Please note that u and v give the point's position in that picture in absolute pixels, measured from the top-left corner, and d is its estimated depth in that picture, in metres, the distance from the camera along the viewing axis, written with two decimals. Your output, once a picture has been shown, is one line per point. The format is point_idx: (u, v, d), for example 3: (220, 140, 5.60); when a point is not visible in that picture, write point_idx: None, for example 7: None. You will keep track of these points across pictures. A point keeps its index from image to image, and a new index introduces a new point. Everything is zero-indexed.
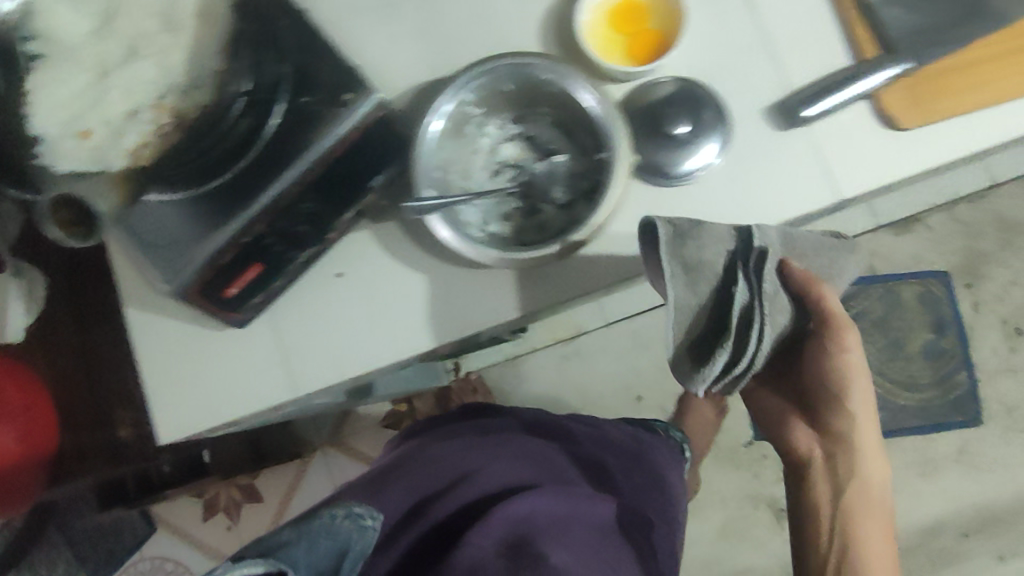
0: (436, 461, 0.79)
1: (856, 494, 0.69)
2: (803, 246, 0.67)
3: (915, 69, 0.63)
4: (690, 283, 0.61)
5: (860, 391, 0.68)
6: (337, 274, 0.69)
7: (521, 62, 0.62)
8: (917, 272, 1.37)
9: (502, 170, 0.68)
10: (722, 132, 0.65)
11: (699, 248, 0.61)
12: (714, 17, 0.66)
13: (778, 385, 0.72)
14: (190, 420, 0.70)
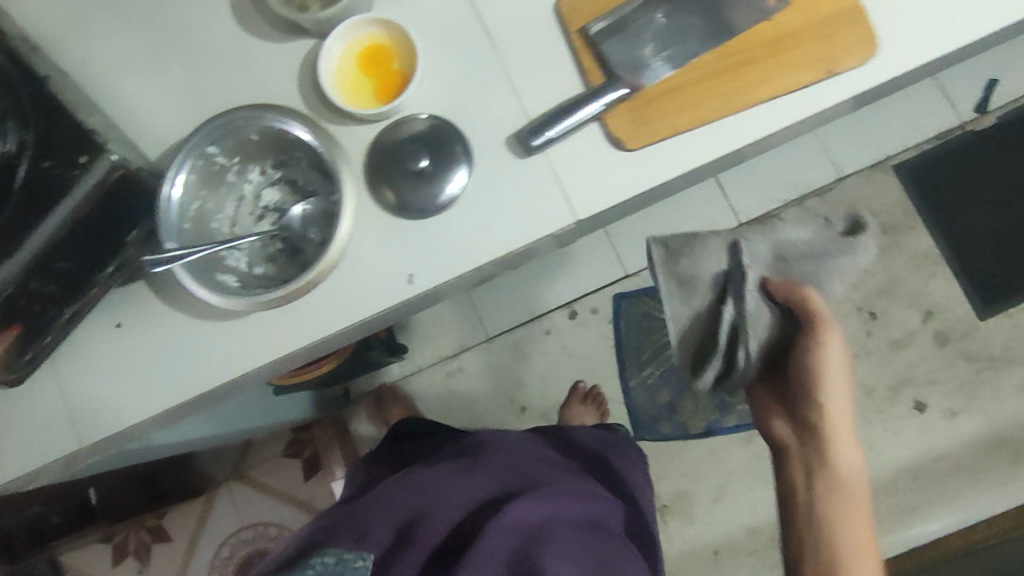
0: (475, 479, 0.81)
1: (824, 488, 0.71)
2: (788, 260, 0.83)
3: (636, 93, 0.67)
4: (684, 294, 0.84)
5: (835, 390, 0.73)
6: (117, 325, 0.72)
7: (255, 112, 0.66)
8: None
9: (267, 214, 0.71)
10: (464, 162, 0.69)
11: (691, 263, 0.83)
12: (457, 56, 0.71)
13: (764, 376, 0.81)
14: None
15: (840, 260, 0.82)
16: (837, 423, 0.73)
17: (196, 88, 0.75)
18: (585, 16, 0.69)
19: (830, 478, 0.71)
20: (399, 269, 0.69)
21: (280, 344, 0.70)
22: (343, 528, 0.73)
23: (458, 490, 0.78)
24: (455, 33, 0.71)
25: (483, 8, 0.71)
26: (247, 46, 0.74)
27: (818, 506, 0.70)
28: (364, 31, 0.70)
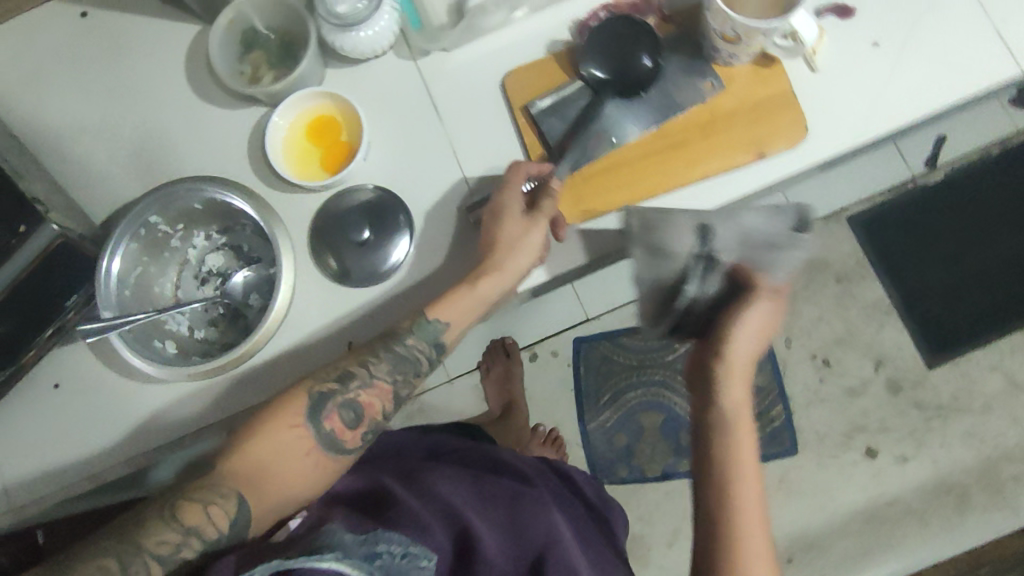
0: (546, 509, 0.69)
1: (723, 466, 0.59)
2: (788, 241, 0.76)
3: (576, 171, 0.69)
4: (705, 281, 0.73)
5: (737, 373, 0.62)
6: (55, 386, 0.71)
7: (198, 184, 0.67)
8: None
9: (210, 278, 0.72)
10: (405, 234, 0.71)
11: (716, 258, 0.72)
12: (405, 129, 0.73)
13: (697, 366, 0.64)
14: None
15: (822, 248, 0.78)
16: (738, 385, 0.61)
17: (146, 153, 0.75)
18: (529, 95, 0.72)
19: (738, 473, 0.59)
20: (339, 338, 0.70)
21: (216, 412, 0.69)
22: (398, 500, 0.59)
23: (528, 518, 0.66)
24: (403, 105, 0.74)
25: (432, 83, 0.74)
26: (200, 112, 0.75)
27: (735, 475, 0.58)
28: (316, 101, 0.72)
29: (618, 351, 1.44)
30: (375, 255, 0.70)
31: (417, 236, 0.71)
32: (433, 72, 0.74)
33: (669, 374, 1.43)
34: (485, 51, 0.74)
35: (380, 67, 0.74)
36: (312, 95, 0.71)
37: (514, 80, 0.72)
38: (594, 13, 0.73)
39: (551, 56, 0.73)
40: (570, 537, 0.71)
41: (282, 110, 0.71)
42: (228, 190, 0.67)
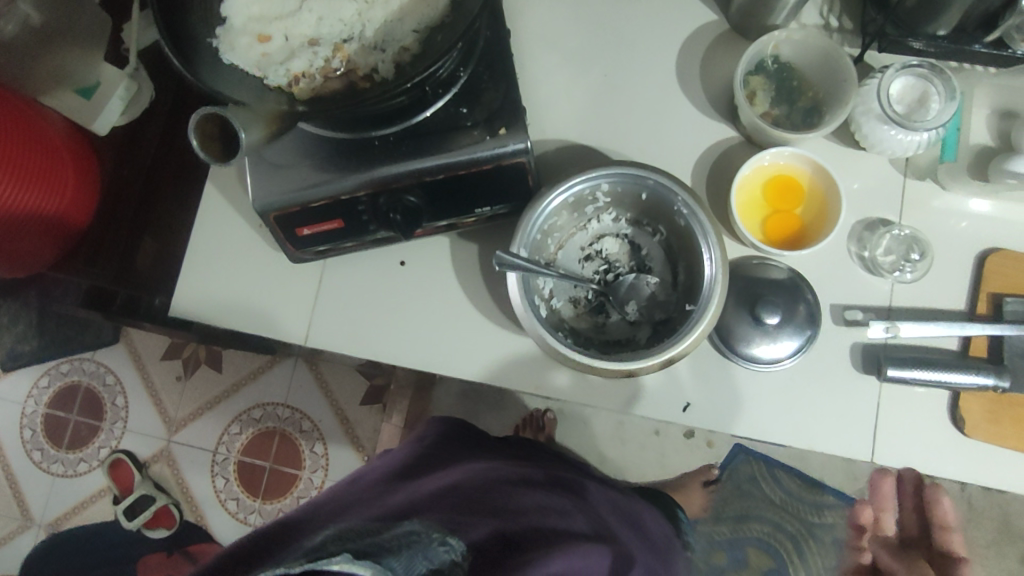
0: (526, 494, 0.81)
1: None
2: None
3: (1008, 392, 0.62)
4: None
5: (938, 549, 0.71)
6: (399, 262, 0.71)
7: (638, 170, 0.61)
8: None
9: (595, 258, 0.68)
10: (805, 340, 0.65)
11: None
12: (857, 235, 0.67)
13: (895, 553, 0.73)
14: (215, 302, 0.72)
15: None
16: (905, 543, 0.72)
17: (602, 101, 0.71)
18: (1005, 287, 0.64)
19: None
20: (678, 391, 0.66)
21: (515, 375, 0.69)
22: (396, 515, 0.74)
23: (491, 510, 0.74)
24: (868, 212, 0.67)
25: (908, 211, 0.67)
26: (671, 95, 0.70)
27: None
28: (823, 193, 0.66)
29: (767, 480, 1.37)
30: (764, 339, 0.64)
31: (811, 345, 0.65)
32: (918, 200, 0.67)
33: (801, 531, 1.36)
34: (978, 212, 0.66)
35: (872, 164, 0.67)
36: (828, 190, 0.65)
37: (999, 262, 0.65)
38: None
39: None
40: (540, 504, 0.79)
41: (799, 153, 0.65)
42: (692, 203, 0.60)
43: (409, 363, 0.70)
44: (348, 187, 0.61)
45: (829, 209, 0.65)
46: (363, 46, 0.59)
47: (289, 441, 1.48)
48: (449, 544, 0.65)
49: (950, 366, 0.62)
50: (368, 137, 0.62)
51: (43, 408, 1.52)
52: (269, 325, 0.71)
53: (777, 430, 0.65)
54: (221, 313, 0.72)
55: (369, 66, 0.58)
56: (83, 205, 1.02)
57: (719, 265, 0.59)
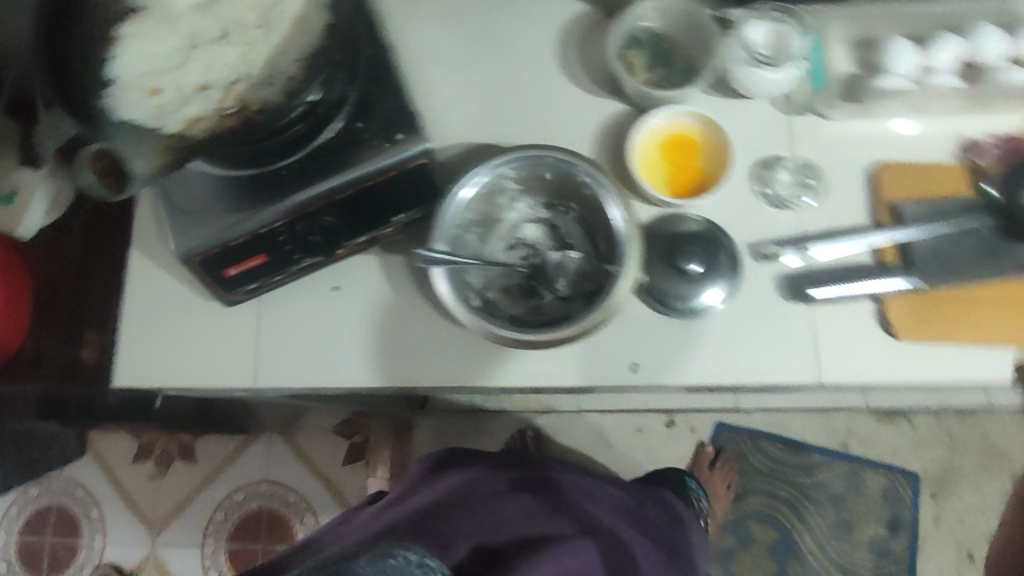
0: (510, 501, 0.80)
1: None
2: None
3: (926, 288, 0.65)
4: None
5: None
6: (332, 287, 0.72)
7: (535, 151, 0.64)
8: (887, 464, 1.37)
9: (518, 246, 0.70)
10: (729, 281, 0.67)
11: None
12: (756, 175, 0.70)
13: None
14: (158, 365, 0.72)
15: None
16: None
17: (497, 101, 0.74)
18: (899, 194, 0.68)
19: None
20: (623, 354, 0.67)
21: (463, 372, 0.69)
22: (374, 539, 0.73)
23: (468, 521, 0.75)
24: (761, 151, 0.70)
25: (798, 144, 0.70)
26: (558, 84, 0.74)
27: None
28: (718, 149, 0.69)
29: (755, 453, 1.39)
30: (692, 288, 0.66)
31: (737, 286, 0.67)
32: (805, 133, 0.70)
33: (796, 495, 1.37)
34: (861, 133, 0.70)
35: (755, 108, 0.71)
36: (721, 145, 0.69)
37: (888, 174, 0.69)
38: (989, 137, 0.69)
39: (932, 164, 0.69)
40: (522, 510, 0.78)
41: (692, 112, 0.69)
42: (590, 170, 0.64)
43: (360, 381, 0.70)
44: (264, 218, 0.62)
45: (722, 163, 0.69)
46: (252, 82, 0.61)
47: (276, 517, 1.44)
48: (426, 565, 0.65)
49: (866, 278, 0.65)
50: (274, 168, 0.64)
51: (15, 539, 1.46)
52: (216, 375, 0.71)
53: (726, 371, 0.66)
54: (166, 374, 0.72)
55: (262, 102, 0.59)
56: (19, 314, 1.01)
57: (623, 213, 0.62)
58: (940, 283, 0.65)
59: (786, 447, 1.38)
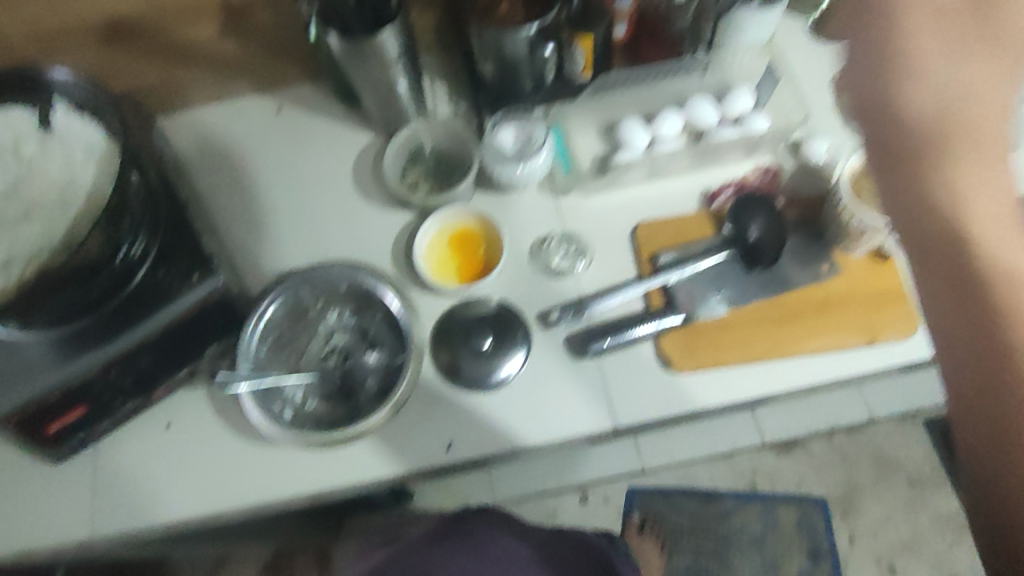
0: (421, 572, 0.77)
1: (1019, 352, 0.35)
2: None
3: (690, 323, 0.74)
4: None
5: None
6: (166, 425, 0.75)
7: None
8: (797, 495, 1.41)
9: (332, 354, 0.75)
10: (522, 349, 0.74)
11: None
12: (533, 253, 0.79)
13: None
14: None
15: None
16: None
17: (302, 230, 0.82)
18: (657, 247, 0.78)
19: (910, 49, 0.38)
20: (440, 434, 0.73)
21: (297, 484, 0.72)
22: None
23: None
24: (536, 233, 0.80)
25: (567, 221, 0.80)
26: (357, 207, 0.84)
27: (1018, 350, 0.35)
28: (494, 237, 0.79)
29: (672, 510, 1.40)
30: (490, 361, 0.74)
31: (532, 351, 0.75)
32: (570, 210, 0.81)
33: (720, 544, 1.38)
34: (617, 203, 0.81)
35: (524, 197, 0.82)
36: (496, 234, 0.78)
37: (645, 232, 0.79)
38: (722, 185, 0.81)
39: (681, 216, 0.80)
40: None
41: (466, 209, 0.79)
42: None
43: (203, 514, 0.73)
44: (73, 371, 0.65)
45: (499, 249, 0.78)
46: (53, 250, 0.66)
47: None
48: None
49: (637, 323, 0.73)
50: (80, 324, 0.67)
51: None
52: (58, 535, 0.72)
53: (534, 432, 0.72)
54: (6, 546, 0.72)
55: (54, 269, 0.61)
56: None
57: (402, 302, 0.77)
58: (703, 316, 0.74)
59: (700, 498, 1.40)
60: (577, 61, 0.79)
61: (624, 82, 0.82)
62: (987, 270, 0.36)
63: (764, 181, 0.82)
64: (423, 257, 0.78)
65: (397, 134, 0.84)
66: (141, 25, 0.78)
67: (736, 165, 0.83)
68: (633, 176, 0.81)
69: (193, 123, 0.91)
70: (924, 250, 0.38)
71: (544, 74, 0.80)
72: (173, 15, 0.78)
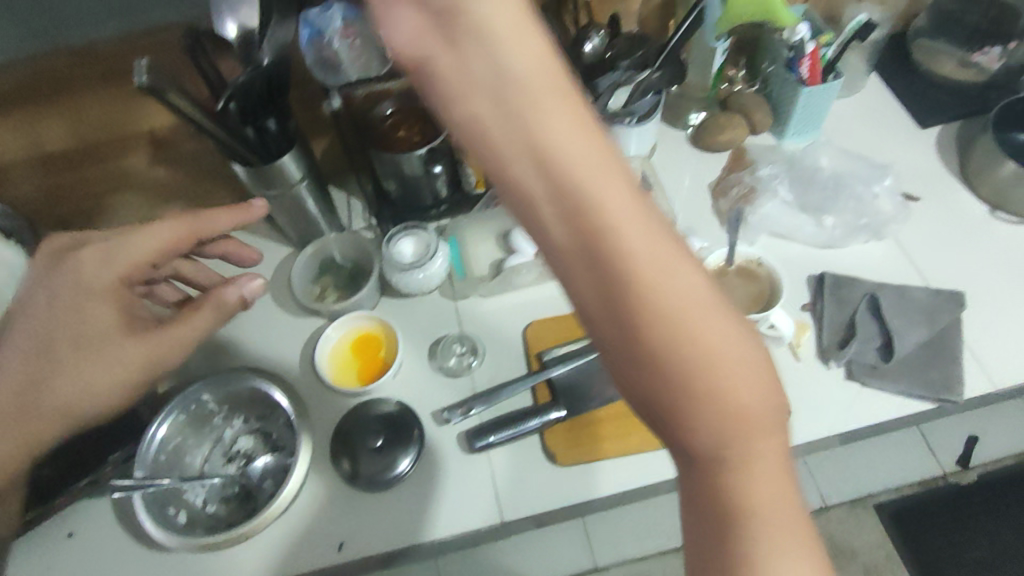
0: None
1: (673, 381, 0.37)
2: (917, 304, 0.80)
3: (572, 416, 0.78)
4: (837, 300, 0.82)
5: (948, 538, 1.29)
6: (67, 536, 0.75)
7: (224, 377, 0.79)
8: None
9: (235, 458, 0.79)
10: (415, 447, 0.77)
11: (853, 288, 0.83)
12: (429, 355, 0.84)
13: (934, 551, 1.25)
14: None
15: (967, 362, 0.77)
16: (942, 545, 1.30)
17: (217, 337, 0.87)
18: (545, 345, 0.82)
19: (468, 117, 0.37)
20: (332, 534, 0.74)
21: None
22: None
23: None
24: (433, 335, 0.86)
25: (464, 323, 0.86)
26: (270, 314, 0.89)
27: (675, 373, 0.36)
28: (392, 341, 0.83)
29: None
30: (384, 461, 0.76)
31: (425, 447, 0.78)
32: (466, 312, 0.87)
33: None
34: (510, 304, 0.87)
35: (424, 303, 0.88)
36: (393, 338, 0.83)
37: (535, 330, 0.84)
38: None
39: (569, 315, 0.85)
40: None
41: (367, 315, 0.84)
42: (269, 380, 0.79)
43: None
44: None
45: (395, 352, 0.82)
46: None
47: None
48: None
49: (521, 418, 0.77)
50: None
51: None
52: None
53: (425, 529, 0.74)
54: None
55: None
56: None
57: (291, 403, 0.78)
58: (588, 407, 0.78)
59: None
60: (470, 180, 0.90)
61: None
62: (701, 353, 0.37)
63: None
64: (326, 358, 0.82)
65: (308, 246, 0.90)
66: (65, 159, 0.84)
67: None
68: (525, 280, 0.88)
69: None
70: (566, 278, 0.38)
71: (438, 188, 0.89)
72: (97, 148, 0.85)
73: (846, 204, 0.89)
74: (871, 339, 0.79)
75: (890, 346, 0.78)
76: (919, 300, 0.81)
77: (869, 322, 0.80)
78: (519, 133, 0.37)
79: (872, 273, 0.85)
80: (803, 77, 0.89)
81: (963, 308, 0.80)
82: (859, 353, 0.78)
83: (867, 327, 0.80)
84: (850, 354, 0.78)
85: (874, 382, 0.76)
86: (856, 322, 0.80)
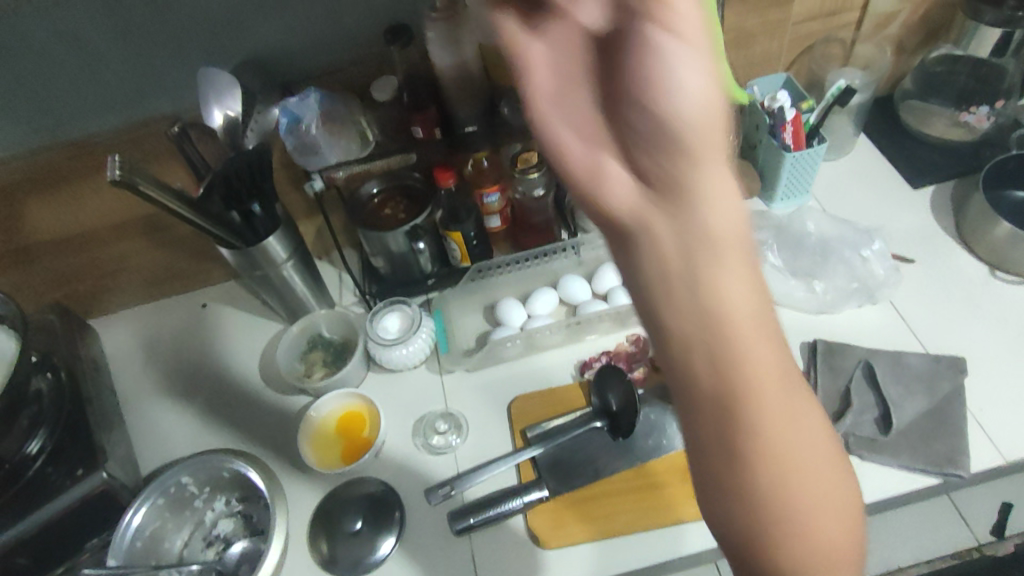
0: None
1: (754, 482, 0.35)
2: (913, 373, 0.78)
3: (556, 497, 0.75)
4: (830, 369, 0.79)
5: None
6: None
7: (205, 460, 0.78)
8: None
9: (215, 542, 0.78)
10: (394, 531, 0.75)
11: (846, 357, 0.80)
12: (413, 433, 0.83)
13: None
14: None
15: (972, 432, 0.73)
16: None
17: (207, 417, 0.87)
18: (528, 421, 0.80)
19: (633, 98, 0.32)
20: None
21: None
22: None
23: None
24: (417, 412, 0.84)
25: (448, 399, 0.85)
26: (258, 392, 0.89)
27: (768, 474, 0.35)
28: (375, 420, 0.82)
29: None
30: (362, 546, 0.74)
31: (406, 530, 0.75)
32: (451, 388, 0.86)
33: None
34: (495, 379, 0.86)
35: (409, 379, 0.87)
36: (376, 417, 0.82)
37: (519, 406, 0.82)
38: (596, 355, 0.85)
39: (555, 389, 0.83)
40: None
41: (350, 393, 0.84)
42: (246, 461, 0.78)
43: None
44: None
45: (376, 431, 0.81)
46: None
47: None
48: None
49: (502, 500, 0.74)
50: None
51: None
52: None
53: None
54: None
55: None
56: None
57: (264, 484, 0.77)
58: (572, 486, 0.75)
59: None
60: (454, 253, 0.88)
61: (498, 268, 0.91)
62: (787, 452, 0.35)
63: (636, 348, 0.84)
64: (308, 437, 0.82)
65: (294, 324, 0.91)
66: (66, 244, 0.87)
67: (610, 336, 0.87)
68: (509, 352, 0.86)
69: (123, 322, 1.00)
70: (674, 364, 0.35)
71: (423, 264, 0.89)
72: (105, 234, 0.88)
73: (836, 268, 0.87)
74: (866, 411, 0.76)
75: (887, 419, 0.75)
76: (913, 367, 0.78)
77: (863, 392, 0.77)
78: (688, 131, 0.32)
79: (867, 340, 0.82)
80: (787, 144, 0.89)
81: (963, 374, 0.77)
82: (854, 424, 0.75)
83: (861, 397, 0.77)
84: (844, 427, 0.74)
85: (874, 454, 0.72)
86: (850, 392, 0.77)
